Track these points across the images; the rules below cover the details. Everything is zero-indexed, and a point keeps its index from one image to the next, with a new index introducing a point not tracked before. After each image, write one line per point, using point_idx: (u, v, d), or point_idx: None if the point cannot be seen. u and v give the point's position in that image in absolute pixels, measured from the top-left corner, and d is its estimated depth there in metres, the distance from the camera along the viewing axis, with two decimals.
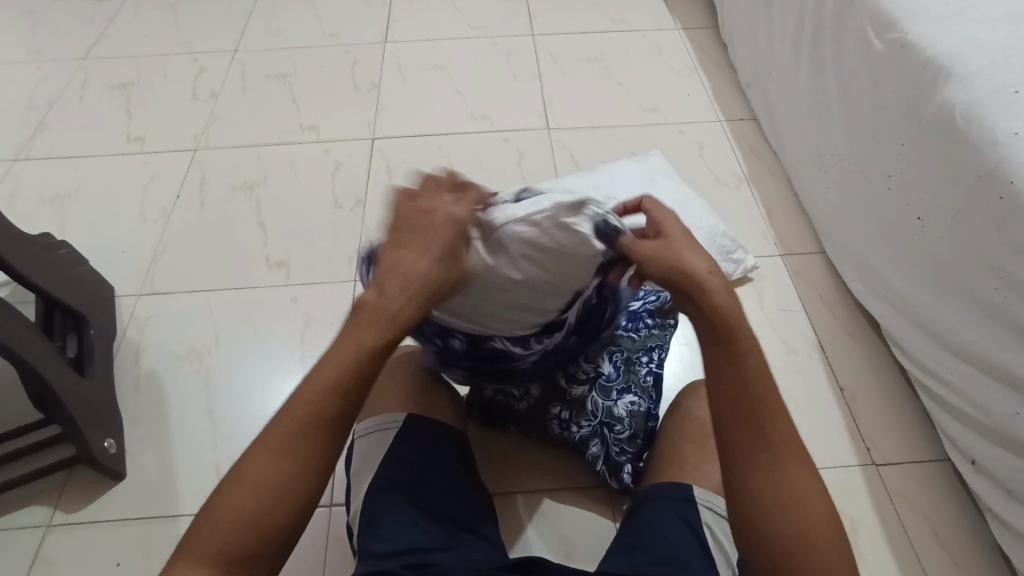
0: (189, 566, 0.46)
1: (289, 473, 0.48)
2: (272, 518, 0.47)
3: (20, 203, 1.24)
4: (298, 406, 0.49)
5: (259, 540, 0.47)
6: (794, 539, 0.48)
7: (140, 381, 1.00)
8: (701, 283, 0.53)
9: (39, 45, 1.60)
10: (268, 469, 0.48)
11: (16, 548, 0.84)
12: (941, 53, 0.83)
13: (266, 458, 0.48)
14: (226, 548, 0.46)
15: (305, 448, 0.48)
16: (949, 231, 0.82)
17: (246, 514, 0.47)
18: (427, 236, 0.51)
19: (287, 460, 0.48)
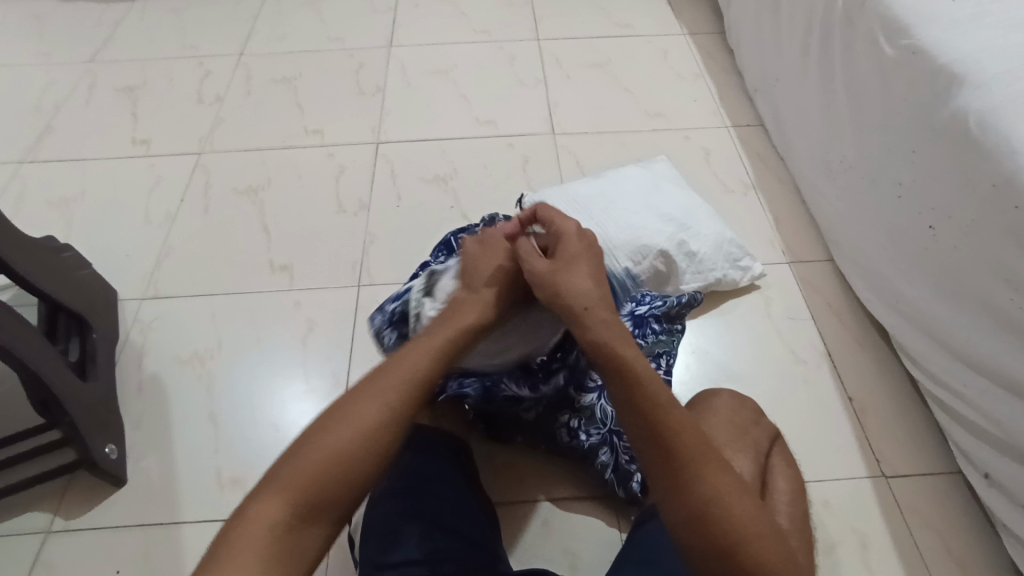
0: (268, 507, 0.50)
1: (378, 428, 0.55)
2: (358, 465, 0.53)
3: (25, 206, 1.24)
4: (390, 389, 0.57)
5: (343, 485, 0.52)
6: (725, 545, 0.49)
7: (142, 386, 0.99)
8: (580, 315, 0.61)
9: (46, 49, 1.61)
10: (364, 419, 0.55)
11: (16, 554, 0.84)
12: (954, 60, 0.82)
13: (359, 411, 0.55)
14: (312, 487, 0.51)
15: (393, 409, 0.56)
16: (964, 240, 0.81)
17: (338, 459, 0.53)
18: (484, 259, 0.70)
19: (378, 415, 0.55)
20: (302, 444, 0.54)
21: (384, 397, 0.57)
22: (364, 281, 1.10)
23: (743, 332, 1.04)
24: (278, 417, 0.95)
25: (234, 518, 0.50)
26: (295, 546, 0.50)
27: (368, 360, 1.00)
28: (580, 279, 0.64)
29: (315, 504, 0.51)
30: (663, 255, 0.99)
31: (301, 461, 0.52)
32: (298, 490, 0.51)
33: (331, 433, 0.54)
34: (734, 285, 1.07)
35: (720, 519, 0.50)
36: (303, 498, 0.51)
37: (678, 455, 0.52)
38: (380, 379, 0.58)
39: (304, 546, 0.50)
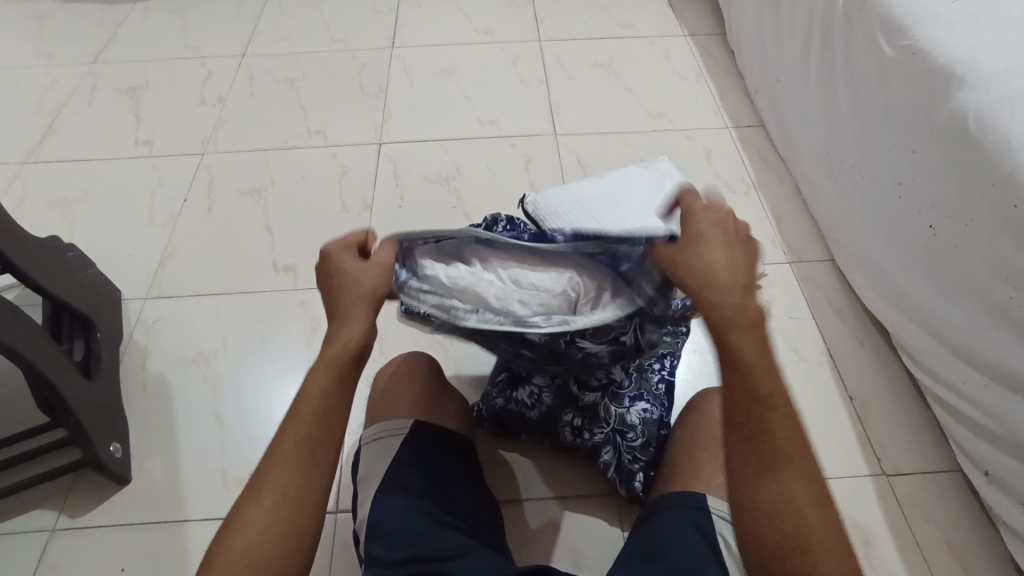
0: (228, 554, 0.50)
1: (303, 448, 0.53)
2: (281, 552, 0.51)
3: (28, 207, 1.24)
4: (305, 406, 0.54)
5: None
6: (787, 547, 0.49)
7: (146, 385, 0.99)
8: (710, 290, 0.52)
9: (48, 50, 1.61)
10: (287, 450, 0.53)
11: (21, 552, 0.84)
12: (953, 60, 0.82)
13: (255, 507, 0.51)
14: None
15: (289, 484, 0.52)
16: (963, 238, 0.81)
17: (280, 497, 0.52)
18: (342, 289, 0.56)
19: (278, 498, 0.52)
20: (208, 564, 0.50)
21: (279, 478, 0.52)
22: None
23: None
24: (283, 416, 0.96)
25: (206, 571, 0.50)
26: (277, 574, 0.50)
27: (374, 360, 1.01)
28: (714, 259, 0.52)
29: (276, 533, 0.51)
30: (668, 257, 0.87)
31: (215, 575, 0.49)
32: (253, 529, 0.51)
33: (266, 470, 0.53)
34: None
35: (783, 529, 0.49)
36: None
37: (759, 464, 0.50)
38: (270, 464, 0.53)
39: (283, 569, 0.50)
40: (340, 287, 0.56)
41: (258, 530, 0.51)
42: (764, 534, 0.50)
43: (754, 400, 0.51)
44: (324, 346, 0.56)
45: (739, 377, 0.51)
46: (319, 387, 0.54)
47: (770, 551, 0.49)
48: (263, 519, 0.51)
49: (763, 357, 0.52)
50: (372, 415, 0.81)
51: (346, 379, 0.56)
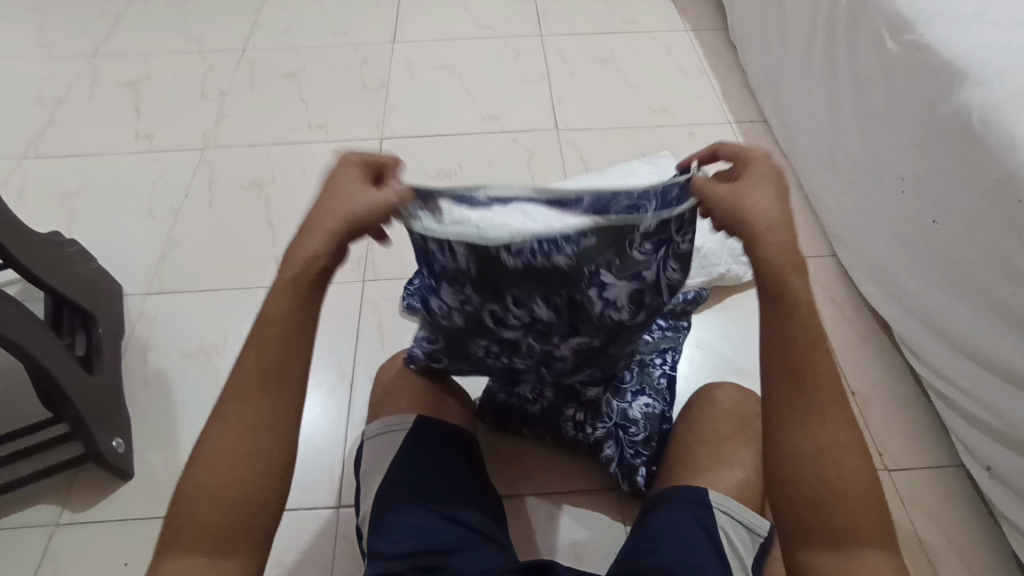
0: (198, 488, 0.48)
1: (264, 377, 0.50)
2: (256, 483, 0.49)
3: (29, 201, 1.24)
4: (264, 334, 0.51)
5: (241, 512, 0.48)
6: (821, 496, 0.48)
7: (148, 379, 0.99)
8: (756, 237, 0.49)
9: (48, 43, 1.60)
10: (249, 377, 0.50)
11: (23, 545, 0.84)
12: (958, 56, 0.82)
13: (219, 438, 0.49)
14: (216, 526, 0.47)
15: (253, 415, 0.50)
16: (966, 234, 0.81)
17: (245, 430, 0.49)
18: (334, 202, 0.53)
19: (246, 428, 0.49)
20: (179, 495, 0.49)
21: (244, 406, 0.50)
22: (368, 276, 1.10)
23: (748, 327, 1.04)
24: None
25: (176, 504, 0.49)
26: (250, 506, 0.48)
27: (375, 355, 1.01)
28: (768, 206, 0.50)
29: (244, 466, 0.49)
30: None
31: (189, 508, 0.48)
32: (221, 463, 0.49)
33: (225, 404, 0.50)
34: (738, 280, 1.08)
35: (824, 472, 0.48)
36: (209, 547, 0.47)
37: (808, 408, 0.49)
38: (231, 394, 0.50)
39: (257, 500, 0.49)
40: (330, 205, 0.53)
41: (229, 464, 0.48)
42: (797, 482, 0.49)
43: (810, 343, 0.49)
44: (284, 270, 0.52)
45: (789, 319, 0.49)
46: (278, 312, 0.51)
47: (816, 495, 0.48)
48: (230, 453, 0.49)
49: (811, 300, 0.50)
50: (376, 410, 0.81)
51: (306, 300, 0.52)
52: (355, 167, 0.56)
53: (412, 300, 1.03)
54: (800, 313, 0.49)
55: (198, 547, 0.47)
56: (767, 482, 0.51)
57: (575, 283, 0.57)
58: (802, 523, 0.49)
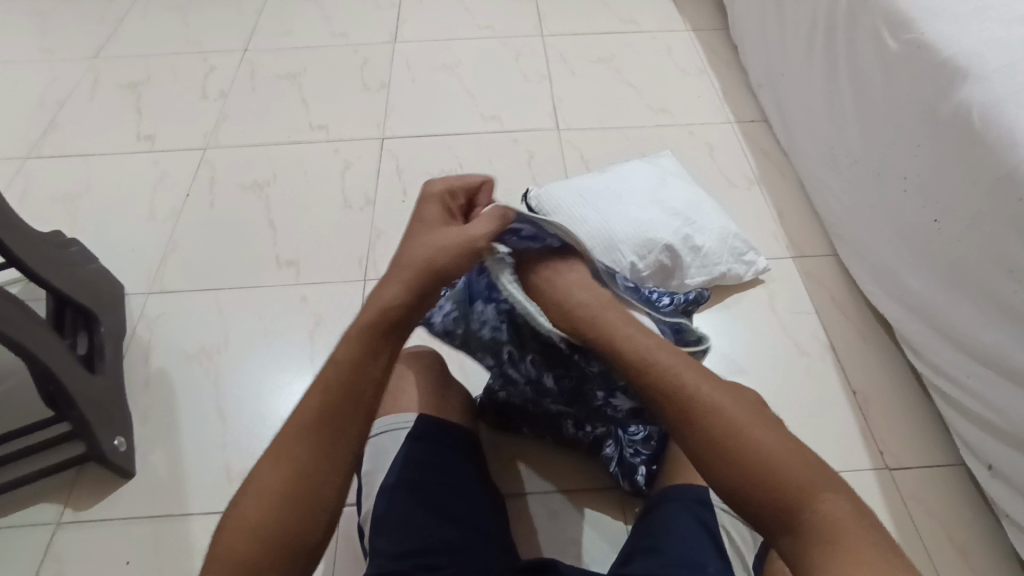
0: (242, 515, 0.48)
1: (328, 417, 0.50)
2: (297, 523, 0.48)
3: (31, 201, 1.24)
4: (335, 369, 0.52)
5: (279, 552, 0.47)
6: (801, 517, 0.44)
7: (150, 380, 0.99)
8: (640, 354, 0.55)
9: (49, 45, 1.61)
10: (313, 411, 0.50)
11: (27, 546, 0.84)
12: (959, 54, 0.82)
13: (270, 472, 0.49)
14: (248, 560, 0.46)
15: (309, 454, 0.49)
16: (968, 233, 0.81)
17: (302, 466, 0.49)
18: (424, 228, 0.62)
19: (295, 468, 0.49)
20: (225, 519, 0.49)
21: (297, 446, 0.49)
22: (369, 276, 1.10)
23: (746, 326, 1.04)
24: (287, 410, 0.96)
25: (218, 528, 0.49)
26: (287, 545, 0.47)
27: None
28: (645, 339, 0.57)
29: (296, 503, 0.48)
30: (668, 249, 0.99)
31: (227, 539, 0.47)
32: (271, 497, 0.48)
33: (287, 433, 0.50)
34: (739, 279, 1.08)
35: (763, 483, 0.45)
36: None
37: (711, 436, 0.48)
38: (286, 434, 0.50)
39: (297, 542, 0.47)
40: (420, 233, 0.61)
41: (276, 497, 0.48)
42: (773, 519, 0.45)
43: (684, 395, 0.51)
44: (360, 316, 0.55)
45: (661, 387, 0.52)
46: (348, 354, 0.52)
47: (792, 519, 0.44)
48: (281, 485, 0.48)
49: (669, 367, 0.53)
50: None
51: (382, 347, 0.53)
52: (443, 195, 0.66)
53: None
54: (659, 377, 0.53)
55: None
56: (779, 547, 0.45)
57: (592, 378, 0.69)
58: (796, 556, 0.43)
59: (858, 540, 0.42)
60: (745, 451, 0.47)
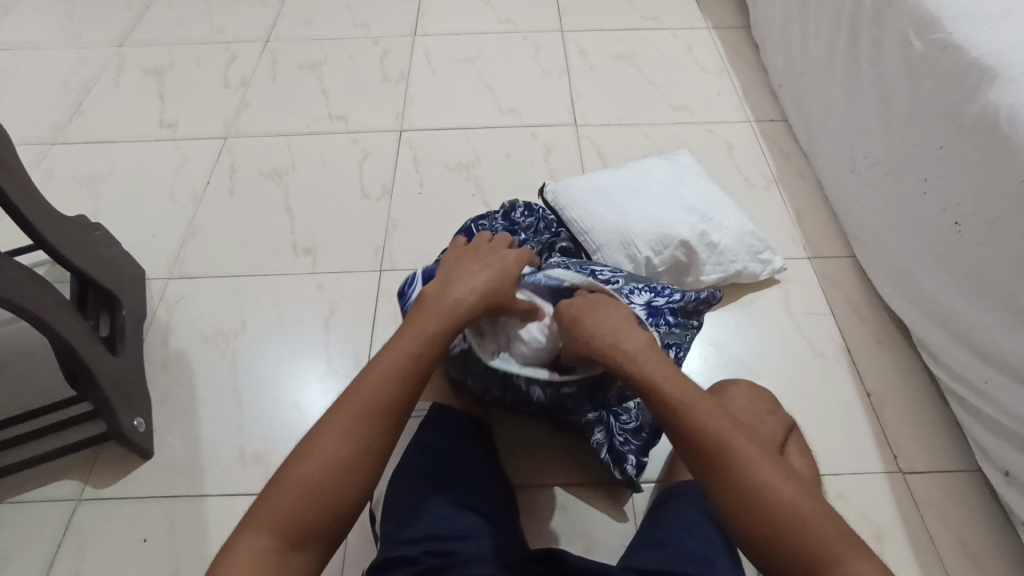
0: (300, 474, 0.53)
1: (387, 395, 0.58)
2: (336, 498, 0.53)
3: (56, 184, 1.27)
4: (398, 355, 0.61)
5: (329, 515, 0.53)
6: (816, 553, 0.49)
7: (168, 362, 1.01)
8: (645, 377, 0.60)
9: (76, 31, 1.63)
10: (377, 389, 0.58)
11: (49, 521, 0.86)
12: (987, 55, 0.81)
13: (326, 443, 0.55)
14: (292, 518, 0.52)
15: (368, 429, 0.56)
16: (989, 236, 0.80)
17: (362, 438, 0.56)
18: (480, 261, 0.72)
19: (347, 446, 0.55)
20: (281, 474, 0.54)
21: (353, 425, 0.56)
22: (386, 265, 1.11)
23: (759, 326, 1.04)
24: (300, 395, 0.97)
25: (271, 483, 0.54)
26: (332, 505, 0.53)
27: None
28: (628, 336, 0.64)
29: (350, 472, 0.54)
30: (684, 245, 0.99)
31: (283, 492, 0.53)
32: (330, 461, 0.54)
33: (350, 401, 0.57)
34: (754, 278, 1.07)
35: (777, 520, 0.51)
36: (289, 538, 0.51)
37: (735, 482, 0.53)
38: (343, 414, 0.56)
39: (338, 505, 0.53)
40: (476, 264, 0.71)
41: (336, 461, 0.54)
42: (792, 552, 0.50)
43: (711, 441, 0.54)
44: (432, 310, 0.65)
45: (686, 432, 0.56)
46: (412, 343, 0.62)
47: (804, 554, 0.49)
48: (342, 452, 0.55)
49: (695, 402, 0.57)
50: None
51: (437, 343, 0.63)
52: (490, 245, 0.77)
53: None
54: (682, 412, 0.56)
55: (280, 531, 0.51)
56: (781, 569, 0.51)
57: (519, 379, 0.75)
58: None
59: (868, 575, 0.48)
60: (758, 490, 0.52)
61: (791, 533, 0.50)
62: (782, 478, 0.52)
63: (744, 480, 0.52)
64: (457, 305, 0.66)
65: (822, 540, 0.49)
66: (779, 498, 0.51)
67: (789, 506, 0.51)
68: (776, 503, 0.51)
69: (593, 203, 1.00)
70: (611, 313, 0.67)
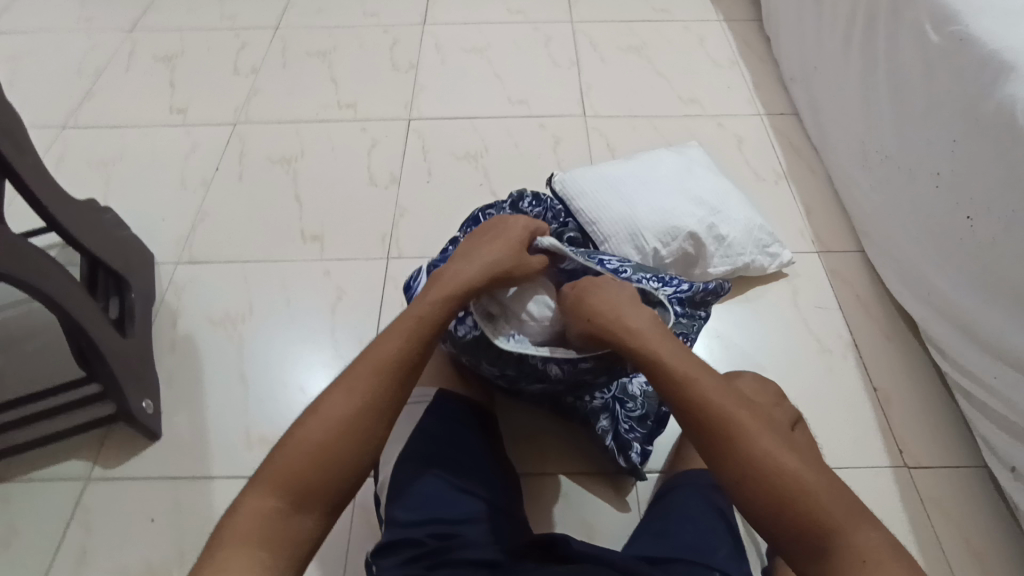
0: (307, 431, 0.54)
1: (395, 360, 0.59)
2: (337, 457, 0.54)
3: (67, 167, 1.28)
4: (407, 320, 0.62)
5: (335, 474, 0.54)
6: (822, 524, 0.48)
7: (176, 344, 1.02)
8: (651, 354, 0.60)
9: (88, 16, 1.64)
10: (383, 352, 0.59)
11: (58, 497, 0.87)
12: (1005, 49, 0.80)
13: (334, 403, 0.56)
14: (300, 475, 0.52)
15: (374, 390, 0.57)
16: (1002, 230, 0.80)
17: (367, 398, 0.57)
18: (487, 235, 0.73)
19: (349, 407, 0.56)
20: (289, 433, 0.55)
21: (356, 388, 0.57)
22: (392, 253, 1.11)
23: (766, 319, 1.04)
24: (306, 379, 0.98)
25: (279, 442, 0.55)
26: (338, 465, 0.54)
27: None
28: (635, 314, 0.65)
29: (356, 432, 0.55)
30: (693, 237, 0.99)
31: (290, 450, 0.54)
32: (337, 420, 0.55)
33: (358, 363, 0.59)
34: (762, 271, 1.07)
35: (778, 490, 0.50)
36: (295, 494, 0.52)
37: (739, 454, 0.52)
38: (347, 378, 0.58)
39: (343, 465, 0.54)
40: (482, 237, 0.73)
41: (342, 420, 0.55)
42: (797, 524, 0.49)
43: (712, 414, 0.54)
44: (438, 283, 0.67)
45: (689, 405, 0.55)
46: (420, 311, 0.63)
47: (807, 527, 0.48)
48: (348, 412, 0.56)
49: (697, 374, 0.57)
50: None
51: (443, 311, 0.64)
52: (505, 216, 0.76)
53: None
54: (684, 383, 0.57)
55: (287, 487, 0.52)
56: (784, 547, 0.50)
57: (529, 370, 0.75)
58: (809, 563, 0.48)
59: (881, 554, 0.46)
60: (761, 456, 0.52)
61: (793, 497, 0.49)
62: (784, 450, 0.52)
63: (747, 446, 0.52)
64: (459, 280, 0.67)
65: (823, 506, 0.49)
66: (781, 468, 0.51)
67: (790, 472, 0.50)
68: (778, 473, 0.51)
69: (601, 193, 1.00)
70: (615, 290, 0.68)
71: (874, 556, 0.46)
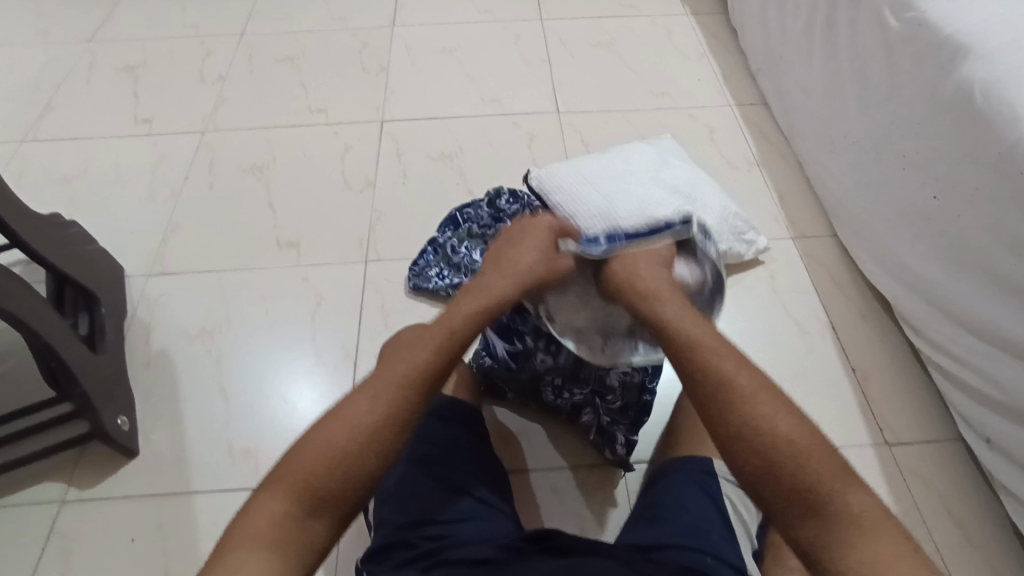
0: (325, 435, 0.51)
1: (424, 370, 0.56)
2: (354, 466, 0.51)
3: (28, 183, 1.24)
4: (440, 329, 0.60)
5: (349, 485, 0.50)
6: (817, 487, 0.46)
7: (151, 359, 0.99)
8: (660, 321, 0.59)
9: (44, 28, 1.59)
10: (413, 361, 0.56)
11: (32, 523, 0.84)
12: (960, 32, 0.82)
13: (355, 409, 0.53)
14: (311, 483, 0.49)
15: (400, 400, 0.54)
16: (967, 208, 0.82)
17: (392, 408, 0.53)
18: (517, 234, 0.72)
19: (373, 414, 0.53)
20: (307, 436, 0.52)
21: (380, 395, 0.54)
22: (371, 257, 1.10)
23: (746, 305, 1.05)
24: (287, 388, 0.96)
25: (296, 444, 0.52)
26: (352, 475, 0.50)
27: (378, 332, 1.01)
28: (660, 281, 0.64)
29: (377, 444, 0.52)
30: None
31: (307, 454, 0.51)
32: (359, 428, 0.52)
33: (386, 370, 0.56)
34: (739, 258, 1.08)
35: (775, 455, 0.47)
36: (305, 501, 0.48)
37: (735, 416, 0.50)
38: (371, 385, 0.55)
39: (359, 476, 0.51)
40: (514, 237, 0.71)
41: (364, 428, 0.52)
42: (790, 491, 0.46)
43: (713, 378, 0.52)
44: (472, 292, 0.65)
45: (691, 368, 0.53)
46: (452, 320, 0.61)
47: (802, 494, 0.46)
48: (371, 420, 0.52)
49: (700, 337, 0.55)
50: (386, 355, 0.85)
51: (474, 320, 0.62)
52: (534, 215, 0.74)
53: (419, 280, 1.03)
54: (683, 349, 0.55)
55: (300, 493, 0.49)
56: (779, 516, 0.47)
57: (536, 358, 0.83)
58: (801, 530, 0.46)
59: (883, 528, 0.44)
60: (757, 422, 0.49)
61: (789, 467, 0.47)
62: (782, 412, 0.49)
63: (743, 410, 0.50)
64: (494, 289, 0.65)
65: (820, 473, 0.46)
66: (776, 433, 0.48)
67: (786, 439, 0.48)
68: (772, 437, 0.48)
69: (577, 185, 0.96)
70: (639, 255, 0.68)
71: (869, 521, 0.44)
